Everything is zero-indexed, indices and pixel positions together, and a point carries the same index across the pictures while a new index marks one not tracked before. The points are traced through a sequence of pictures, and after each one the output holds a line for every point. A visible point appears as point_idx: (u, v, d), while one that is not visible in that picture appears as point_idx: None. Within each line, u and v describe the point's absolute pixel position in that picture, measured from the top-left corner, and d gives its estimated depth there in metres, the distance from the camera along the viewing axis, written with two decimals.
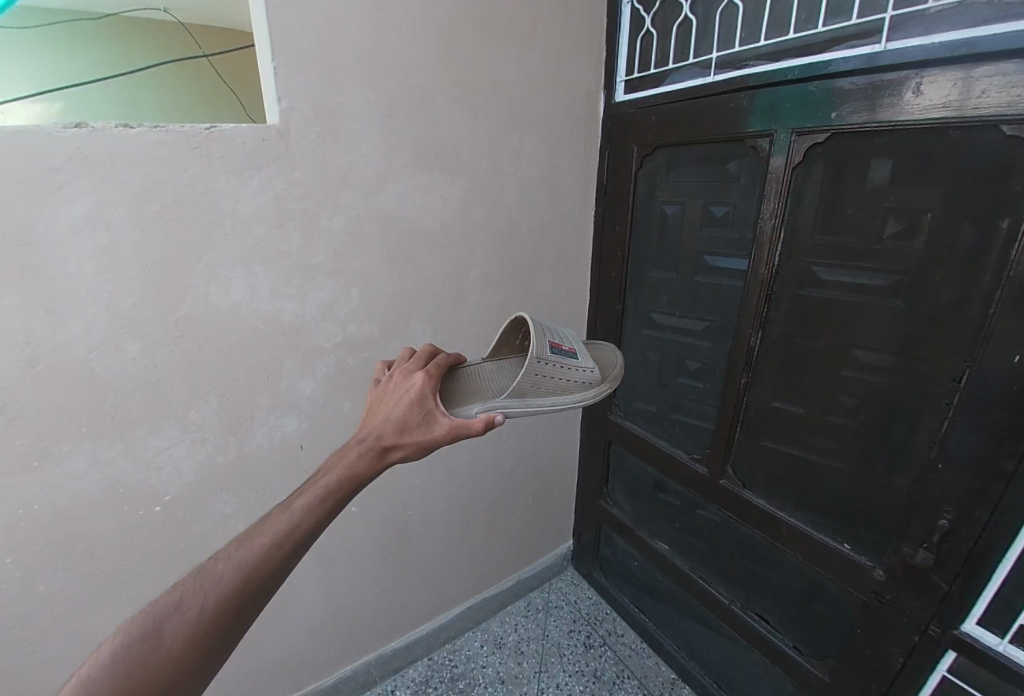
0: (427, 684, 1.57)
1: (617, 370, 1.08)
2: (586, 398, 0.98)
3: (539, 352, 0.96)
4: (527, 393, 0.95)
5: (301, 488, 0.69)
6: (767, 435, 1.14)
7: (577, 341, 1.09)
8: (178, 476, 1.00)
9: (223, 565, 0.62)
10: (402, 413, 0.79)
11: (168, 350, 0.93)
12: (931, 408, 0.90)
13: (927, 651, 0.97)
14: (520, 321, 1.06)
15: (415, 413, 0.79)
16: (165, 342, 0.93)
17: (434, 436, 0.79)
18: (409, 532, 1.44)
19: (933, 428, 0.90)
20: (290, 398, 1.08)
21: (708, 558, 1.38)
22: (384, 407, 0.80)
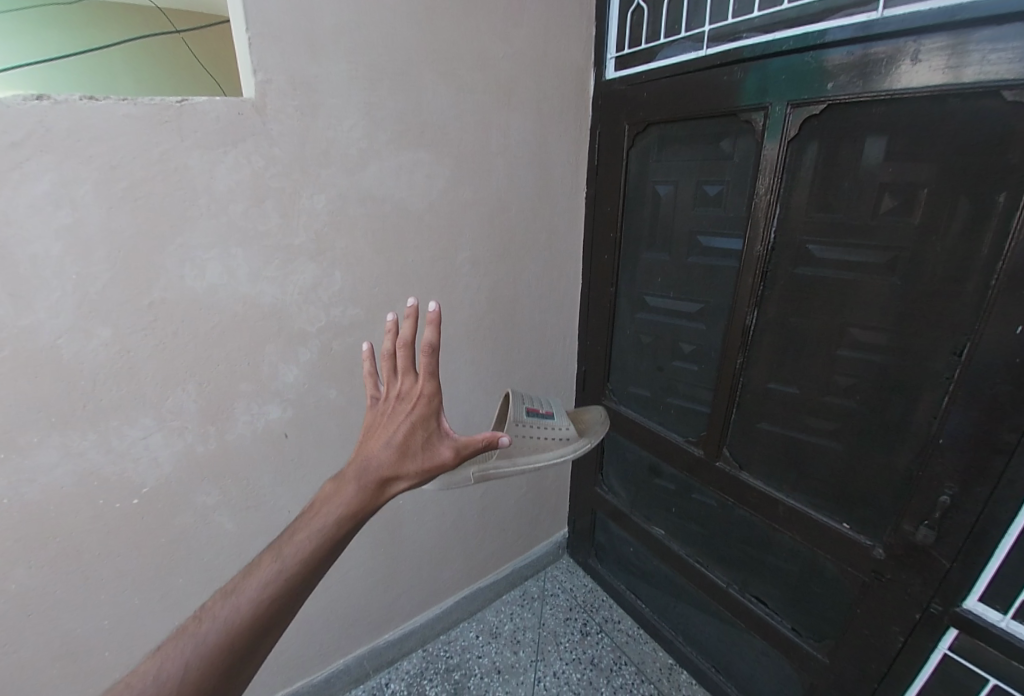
0: (422, 677, 1.56)
1: (597, 428, 1.22)
2: (565, 451, 1.09)
3: (515, 415, 1.05)
4: (513, 450, 1.02)
5: (302, 520, 0.67)
6: (764, 416, 1.13)
7: (556, 405, 1.19)
8: (156, 467, 0.97)
9: (222, 615, 0.60)
10: (403, 437, 0.74)
11: (140, 335, 0.89)
12: (931, 383, 0.89)
13: (927, 629, 0.96)
14: (502, 405, 1.13)
15: (417, 435, 0.75)
16: (137, 326, 0.89)
17: (439, 457, 0.77)
18: (400, 523, 1.42)
19: (934, 403, 0.89)
20: (273, 386, 1.04)
21: (705, 542, 1.37)
22: (383, 428, 0.75)
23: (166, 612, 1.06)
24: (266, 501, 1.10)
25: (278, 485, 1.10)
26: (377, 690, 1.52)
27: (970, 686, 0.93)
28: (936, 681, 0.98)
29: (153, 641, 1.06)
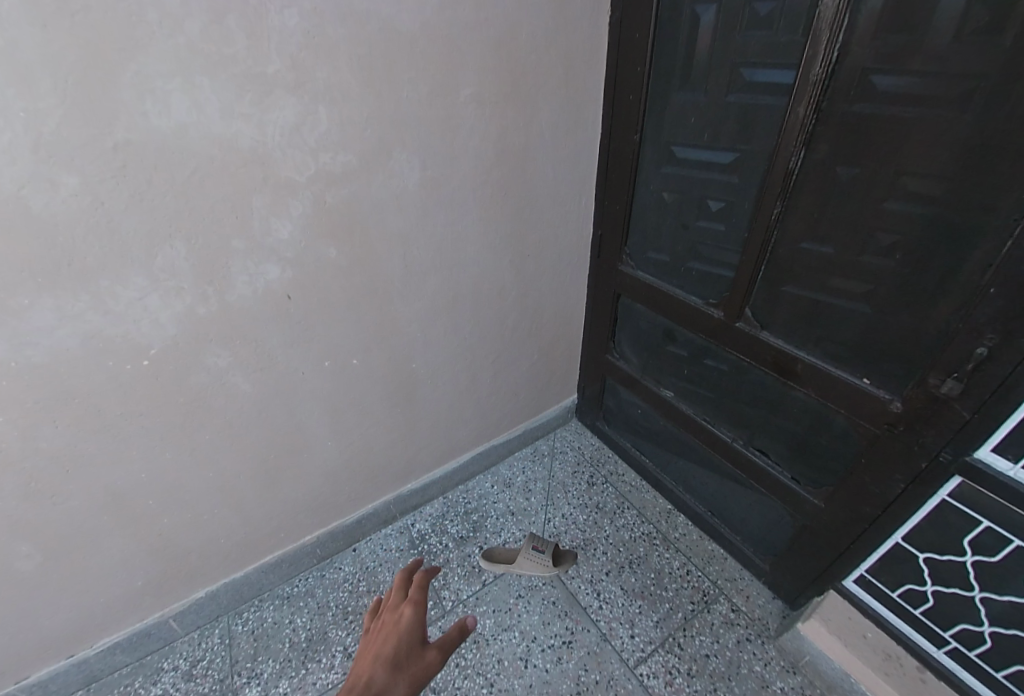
0: (444, 519, 1.73)
1: None
2: None
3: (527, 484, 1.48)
4: None
5: None
6: (792, 274, 1.05)
7: None
8: (159, 328, 0.97)
9: None
10: (390, 650, 0.84)
11: (111, 184, 0.83)
12: (994, 228, 0.79)
13: (932, 476, 0.98)
14: None
15: (399, 650, 0.84)
16: (105, 173, 0.82)
17: (428, 662, 0.83)
18: (415, 386, 1.44)
19: (993, 250, 0.80)
20: (266, 243, 0.99)
21: (714, 403, 1.39)
22: (370, 652, 0.85)
23: (196, 461, 1.17)
24: (279, 362, 1.14)
25: (287, 347, 1.13)
26: (405, 529, 1.70)
27: (959, 527, 0.98)
28: (927, 523, 1.03)
29: (192, 486, 1.20)
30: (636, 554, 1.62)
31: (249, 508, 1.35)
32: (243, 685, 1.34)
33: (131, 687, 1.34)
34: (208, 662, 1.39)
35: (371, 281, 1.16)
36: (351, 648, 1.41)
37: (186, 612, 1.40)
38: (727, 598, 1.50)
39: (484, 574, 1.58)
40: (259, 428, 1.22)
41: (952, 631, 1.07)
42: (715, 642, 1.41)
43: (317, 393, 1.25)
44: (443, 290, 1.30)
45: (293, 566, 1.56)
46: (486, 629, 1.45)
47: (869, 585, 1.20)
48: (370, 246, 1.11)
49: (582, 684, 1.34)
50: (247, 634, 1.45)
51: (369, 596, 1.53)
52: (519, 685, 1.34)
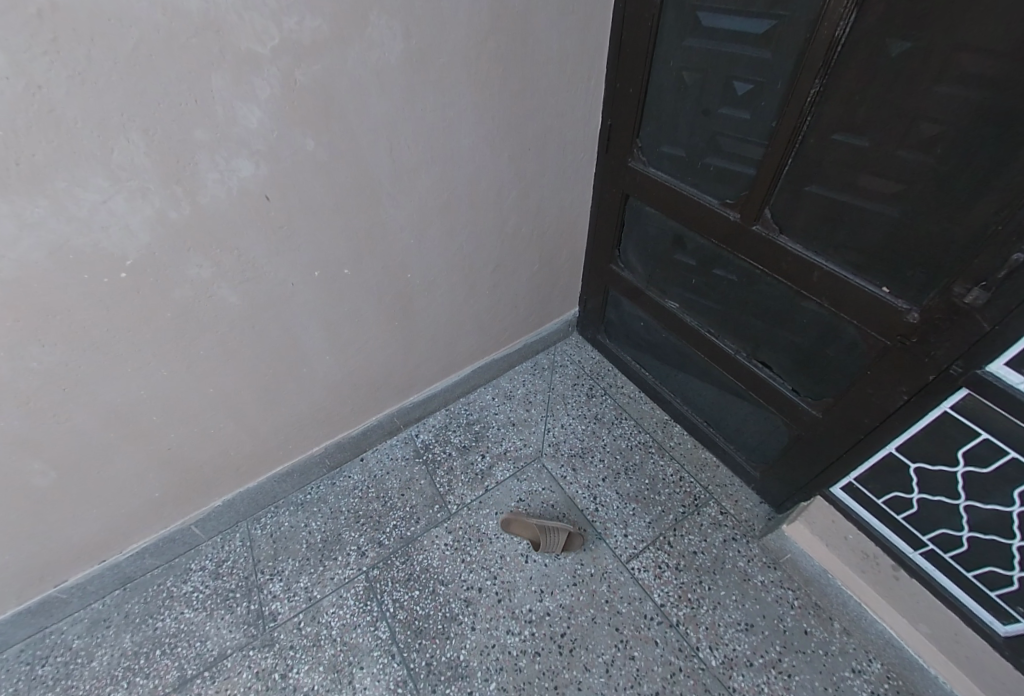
0: (447, 429, 1.76)
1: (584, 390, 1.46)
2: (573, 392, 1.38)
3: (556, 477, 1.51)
4: None
5: None
6: (819, 169, 0.96)
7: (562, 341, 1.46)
8: (132, 237, 0.90)
9: None
10: None
11: (46, 62, 0.72)
12: None
13: (937, 388, 0.95)
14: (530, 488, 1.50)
15: None
16: (37, 48, 0.71)
17: None
18: (411, 297, 1.38)
19: None
20: (235, 134, 0.89)
21: (719, 314, 1.35)
22: None
23: (193, 377, 1.15)
24: (266, 273, 1.08)
25: (273, 257, 1.07)
26: (409, 440, 1.74)
27: (956, 438, 0.96)
28: (924, 434, 1.02)
29: (192, 402, 1.19)
30: (632, 461, 1.66)
31: (254, 423, 1.36)
32: (267, 582, 1.44)
33: (164, 586, 1.44)
34: (233, 562, 1.48)
35: (356, 179, 1.07)
36: (363, 547, 1.50)
37: (206, 519, 1.47)
38: (717, 501, 1.56)
39: (486, 480, 1.63)
40: (253, 343, 1.18)
41: (932, 536, 1.10)
42: (703, 541, 1.48)
43: (310, 306, 1.20)
44: (435, 189, 1.20)
45: (304, 476, 1.60)
46: (489, 529, 1.52)
47: (855, 491, 1.22)
48: (352, 135, 1.00)
49: (578, 576, 1.43)
50: (266, 537, 1.52)
51: (377, 501, 1.59)
52: (520, 577, 1.43)
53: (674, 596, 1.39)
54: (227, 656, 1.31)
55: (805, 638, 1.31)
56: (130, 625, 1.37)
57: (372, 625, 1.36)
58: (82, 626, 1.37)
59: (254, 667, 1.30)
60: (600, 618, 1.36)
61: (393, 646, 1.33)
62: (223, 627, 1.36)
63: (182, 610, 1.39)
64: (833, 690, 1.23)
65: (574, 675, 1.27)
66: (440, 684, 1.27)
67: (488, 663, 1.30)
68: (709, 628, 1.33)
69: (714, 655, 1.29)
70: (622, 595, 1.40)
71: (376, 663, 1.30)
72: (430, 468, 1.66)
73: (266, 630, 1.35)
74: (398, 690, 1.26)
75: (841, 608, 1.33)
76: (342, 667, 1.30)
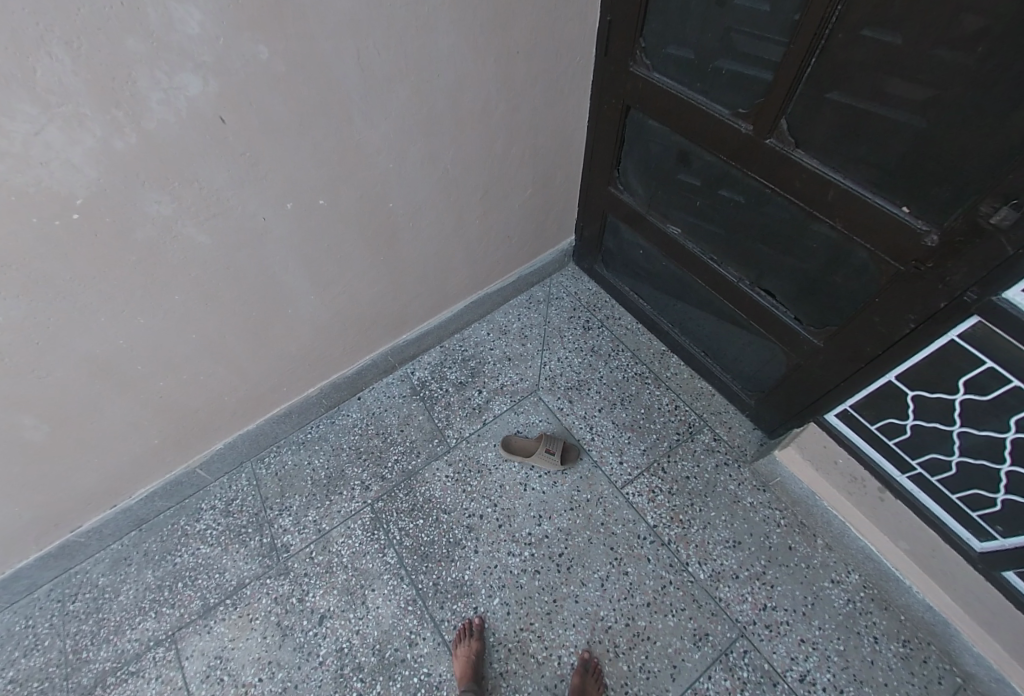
0: (443, 365, 1.74)
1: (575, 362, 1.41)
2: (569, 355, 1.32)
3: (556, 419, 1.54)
4: None
5: None
6: (843, 73, 0.86)
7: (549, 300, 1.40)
8: (77, 172, 0.82)
9: None
10: None
11: None
12: None
13: (947, 316, 0.91)
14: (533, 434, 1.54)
15: None
16: None
17: None
18: (396, 228, 1.30)
19: None
20: (173, 43, 0.78)
21: (723, 240, 1.28)
22: None
23: (173, 322, 1.10)
24: (233, 208, 1.00)
25: (240, 190, 0.99)
26: (405, 377, 1.72)
27: (959, 366, 0.93)
28: (926, 363, 0.99)
29: (176, 347, 1.15)
30: (628, 391, 1.65)
31: (244, 367, 1.33)
32: (277, 517, 1.47)
33: (178, 525, 1.47)
34: (242, 500, 1.50)
35: (323, 93, 0.96)
36: (367, 482, 1.52)
37: (210, 461, 1.48)
38: (711, 428, 1.57)
39: (483, 414, 1.63)
40: (231, 283, 1.12)
41: (922, 460, 1.11)
42: (696, 466, 1.51)
43: (288, 241, 1.13)
44: (412, 104, 1.09)
45: (302, 416, 1.59)
46: (488, 460, 1.54)
47: (850, 418, 1.22)
48: (312, 39, 0.88)
49: (575, 501, 1.47)
50: (271, 476, 1.54)
51: (378, 437, 1.60)
52: (519, 504, 1.47)
53: (667, 517, 1.43)
54: (246, 585, 1.37)
55: (789, 553, 1.37)
56: (150, 562, 1.41)
57: (380, 551, 1.41)
58: (104, 565, 1.42)
59: (271, 593, 1.36)
60: (596, 539, 1.41)
61: (401, 569, 1.38)
62: (239, 559, 1.41)
63: (198, 546, 1.43)
64: (813, 598, 1.31)
65: (572, 590, 1.34)
66: (447, 601, 1.34)
67: (491, 581, 1.36)
68: (699, 546, 1.39)
69: (702, 569, 1.36)
70: (617, 517, 1.44)
71: (387, 585, 1.36)
72: (428, 403, 1.66)
73: (280, 560, 1.40)
74: (409, 608, 1.33)
75: (825, 526, 1.37)
76: (354, 589, 1.36)
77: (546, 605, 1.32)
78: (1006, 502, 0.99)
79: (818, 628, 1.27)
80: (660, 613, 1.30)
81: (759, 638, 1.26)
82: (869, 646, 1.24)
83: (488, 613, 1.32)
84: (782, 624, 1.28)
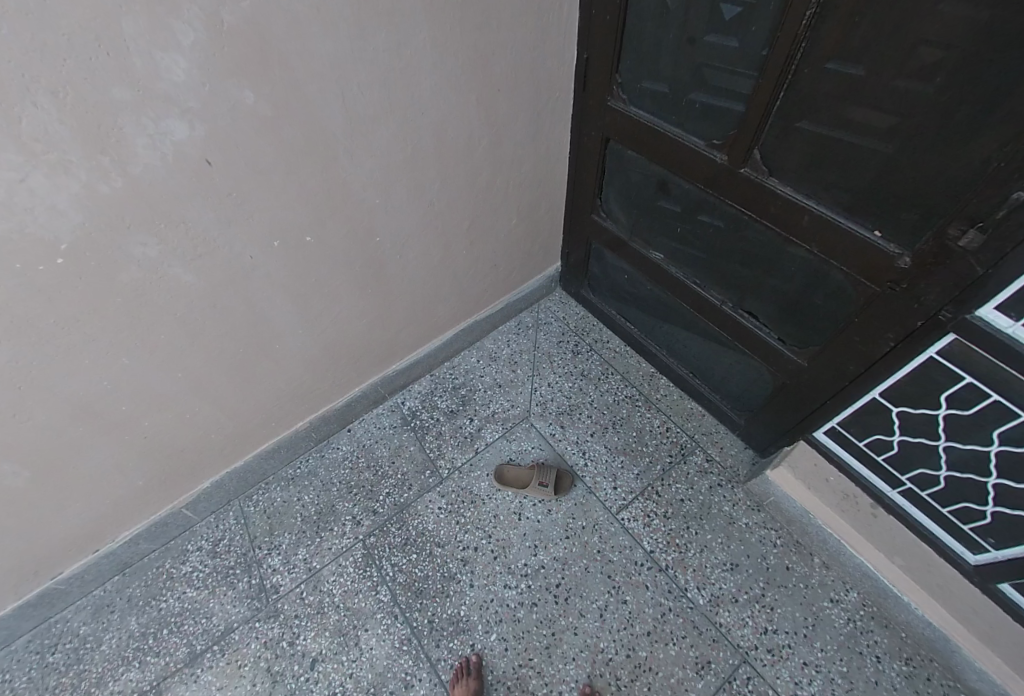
0: (433, 395, 1.73)
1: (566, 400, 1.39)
2: None
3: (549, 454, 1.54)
4: None
5: None
6: (811, 105, 0.90)
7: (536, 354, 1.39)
8: (62, 217, 0.82)
9: None
10: None
11: None
12: None
13: (925, 334, 0.93)
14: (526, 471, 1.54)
15: None
16: None
17: None
18: (383, 260, 1.31)
19: None
20: (160, 91, 0.79)
21: (706, 264, 1.31)
22: None
23: (159, 361, 1.09)
24: (219, 247, 1.01)
25: (226, 229, 0.99)
26: (396, 407, 1.71)
27: (941, 382, 0.95)
28: (907, 380, 1.01)
29: (162, 387, 1.14)
30: (619, 415, 1.66)
31: (232, 403, 1.31)
32: (265, 556, 1.43)
33: (163, 568, 1.43)
34: (229, 540, 1.46)
35: (308, 133, 0.97)
36: (358, 516, 1.49)
37: (197, 501, 1.44)
38: (702, 449, 1.57)
39: (475, 443, 1.62)
40: (218, 321, 1.12)
41: (911, 475, 1.12)
42: (690, 488, 1.51)
43: (274, 277, 1.13)
44: (397, 141, 1.11)
45: (291, 451, 1.57)
46: (481, 490, 1.53)
47: (838, 436, 1.23)
48: (296, 82, 0.90)
49: (571, 530, 1.45)
50: (260, 513, 1.51)
51: (369, 471, 1.57)
52: (514, 534, 1.44)
53: (663, 542, 1.42)
54: (234, 629, 1.32)
55: (787, 574, 1.36)
56: (134, 608, 1.36)
57: (373, 589, 1.38)
58: (85, 614, 1.36)
59: (261, 637, 1.31)
60: (593, 567, 1.39)
61: (395, 608, 1.35)
62: (227, 603, 1.36)
63: (184, 589, 1.39)
64: (813, 620, 1.29)
65: (570, 622, 1.31)
66: (443, 638, 1.30)
67: (487, 616, 1.33)
68: (696, 570, 1.37)
69: (701, 595, 1.34)
70: (613, 545, 1.42)
71: (381, 624, 1.32)
72: (419, 434, 1.64)
73: (270, 602, 1.36)
74: (404, 647, 1.29)
75: (821, 544, 1.36)
76: (348, 630, 1.32)
77: (545, 639, 1.29)
78: (996, 515, 1.00)
79: (819, 650, 1.25)
80: (660, 641, 1.28)
81: (762, 663, 1.25)
82: (872, 666, 1.23)
83: (486, 650, 1.29)
84: (784, 648, 1.26)
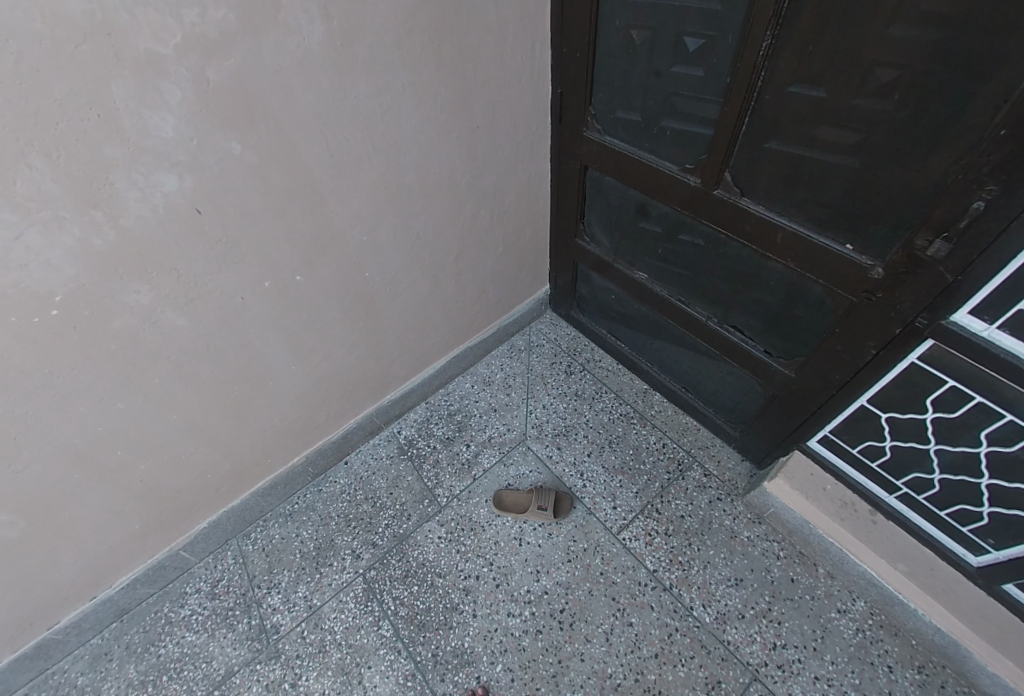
0: (429, 422, 1.74)
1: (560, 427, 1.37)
2: None
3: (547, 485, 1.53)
4: None
5: None
6: (775, 129, 0.94)
7: None
8: (56, 270, 0.84)
9: None
10: None
11: None
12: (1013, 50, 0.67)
13: (904, 341, 0.95)
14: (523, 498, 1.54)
15: None
16: None
17: None
18: (375, 294, 1.33)
19: (1009, 79, 0.68)
20: (150, 147, 0.82)
21: (689, 281, 1.34)
22: None
23: (154, 404, 1.10)
24: (211, 290, 1.03)
25: (218, 272, 1.01)
26: (392, 437, 1.71)
27: (925, 387, 0.97)
28: (892, 387, 1.03)
29: (158, 429, 1.14)
30: (615, 433, 1.66)
31: (227, 443, 1.31)
32: (265, 595, 1.41)
33: (161, 612, 1.40)
34: (228, 581, 1.45)
35: (294, 177, 1.00)
36: (359, 550, 1.48)
37: (195, 542, 1.43)
38: (700, 464, 1.58)
39: (473, 469, 1.62)
40: (212, 361, 1.13)
41: (906, 480, 1.13)
42: (689, 504, 1.51)
43: (266, 315, 1.15)
44: (382, 181, 1.14)
45: (289, 487, 1.57)
46: (481, 516, 1.52)
47: (831, 444, 1.24)
48: (281, 130, 0.94)
49: (573, 552, 1.44)
50: (258, 551, 1.49)
51: (367, 503, 1.57)
52: (515, 560, 1.44)
53: (665, 560, 1.42)
54: (235, 672, 1.30)
55: (792, 586, 1.35)
56: (133, 655, 1.34)
57: (376, 624, 1.36)
58: (83, 664, 1.33)
59: (262, 680, 1.29)
60: (596, 591, 1.38)
61: (397, 643, 1.33)
62: (227, 646, 1.34)
63: (183, 634, 1.36)
64: (822, 632, 1.28)
65: (577, 648, 1.30)
66: (447, 672, 1.28)
67: (492, 646, 1.31)
68: (701, 588, 1.37)
69: (707, 612, 1.33)
70: (616, 566, 1.42)
71: (383, 660, 1.30)
72: (416, 463, 1.64)
73: (271, 643, 1.34)
74: (408, 683, 1.27)
75: (824, 555, 1.36)
76: (350, 668, 1.29)
77: (552, 668, 1.27)
78: (992, 515, 1.01)
79: (830, 663, 1.24)
80: (669, 663, 1.26)
81: (773, 680, 1.23)
82: (885, 677, 1.22)
83: (492, 681, 1.27)
84: (794, 663, 1.25)
